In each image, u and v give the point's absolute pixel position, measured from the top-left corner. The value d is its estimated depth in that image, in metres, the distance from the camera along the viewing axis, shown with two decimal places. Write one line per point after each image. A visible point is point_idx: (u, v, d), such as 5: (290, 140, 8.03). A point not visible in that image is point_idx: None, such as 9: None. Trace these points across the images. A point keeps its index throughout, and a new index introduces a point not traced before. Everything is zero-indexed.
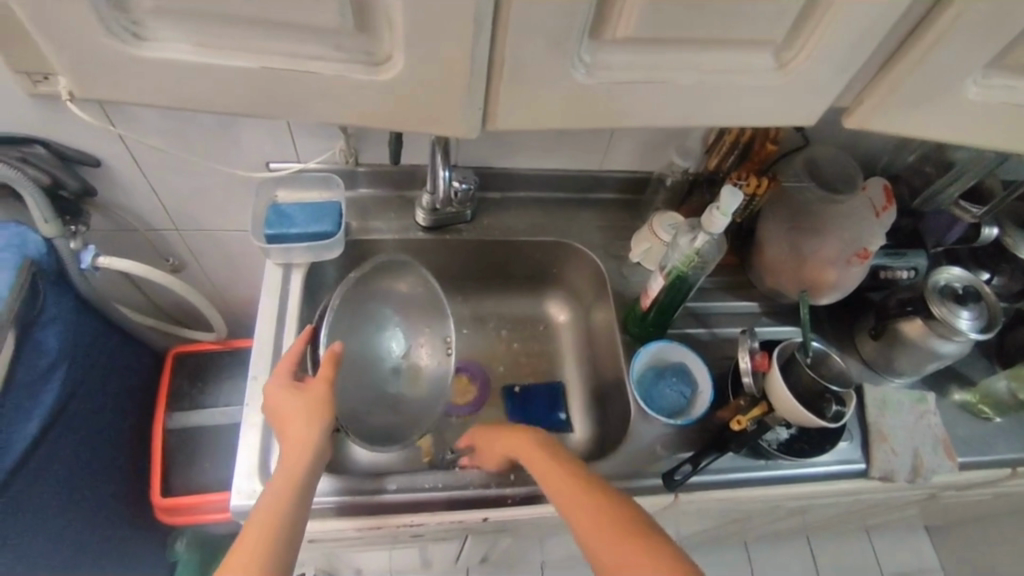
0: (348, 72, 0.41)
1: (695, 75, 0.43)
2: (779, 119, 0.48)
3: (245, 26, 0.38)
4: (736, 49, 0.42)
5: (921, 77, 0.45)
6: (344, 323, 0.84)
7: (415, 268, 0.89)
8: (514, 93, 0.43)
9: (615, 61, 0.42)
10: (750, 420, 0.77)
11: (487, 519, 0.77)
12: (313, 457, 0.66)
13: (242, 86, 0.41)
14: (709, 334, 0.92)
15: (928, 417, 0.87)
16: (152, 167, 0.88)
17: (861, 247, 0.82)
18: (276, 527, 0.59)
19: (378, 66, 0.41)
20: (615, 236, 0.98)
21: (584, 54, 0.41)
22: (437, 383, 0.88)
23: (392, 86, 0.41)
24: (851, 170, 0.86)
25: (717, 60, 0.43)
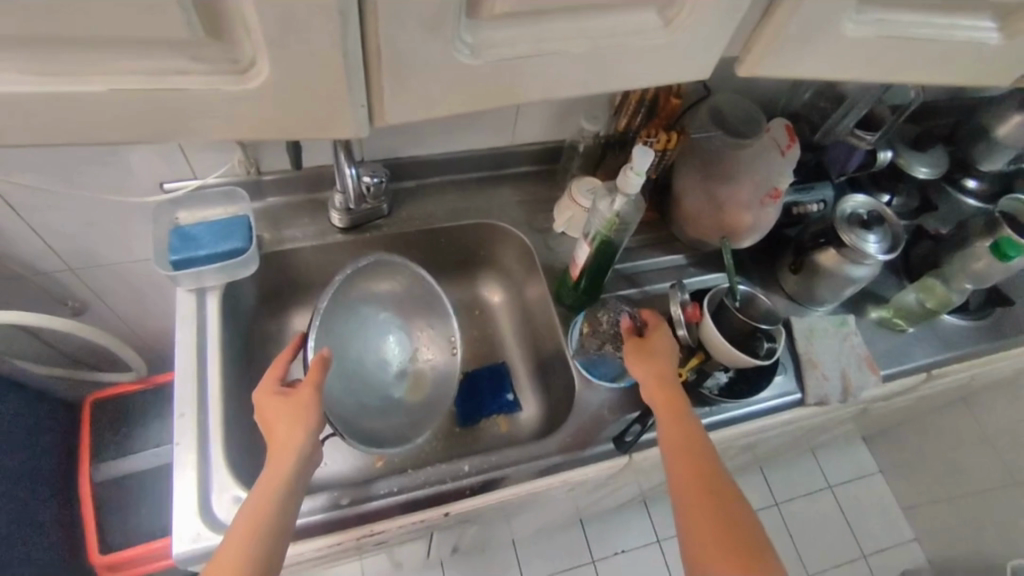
0: (218, 85, 0.37)
1: (583, 43, 0.42)
2: (670, 78, 0.48)
3: (81, 47, 0.34)
4: (619, 10, 0.41)
5: (801, 19, 0.46)
6: (332, 329, 0.84)
7: (415, 273, 0.88)
8: (398, 85, 0.41)
9: (499, 39, 0.41)
10: (689, 369, 0.82)
11: (448, 514, 0.76)
12: (295, 463, 0.65)
13: (93, 116, 0.37)
14: (640, 293, 0.93)
15: (851, 338, 0.92)
16: (26, 207, 0.80)
17: (771, 186, 0.85)
18: (255, 526, 0.60)
19: (244, 74, 0.37)
20: (537, 209, 0.98)
21: (464, 35, 0.39)
22: (439, 384, 0.90)
23: (263, 94, 0.38)
24: (751, 112, 0.90)
25: (603, 24, 0.42)
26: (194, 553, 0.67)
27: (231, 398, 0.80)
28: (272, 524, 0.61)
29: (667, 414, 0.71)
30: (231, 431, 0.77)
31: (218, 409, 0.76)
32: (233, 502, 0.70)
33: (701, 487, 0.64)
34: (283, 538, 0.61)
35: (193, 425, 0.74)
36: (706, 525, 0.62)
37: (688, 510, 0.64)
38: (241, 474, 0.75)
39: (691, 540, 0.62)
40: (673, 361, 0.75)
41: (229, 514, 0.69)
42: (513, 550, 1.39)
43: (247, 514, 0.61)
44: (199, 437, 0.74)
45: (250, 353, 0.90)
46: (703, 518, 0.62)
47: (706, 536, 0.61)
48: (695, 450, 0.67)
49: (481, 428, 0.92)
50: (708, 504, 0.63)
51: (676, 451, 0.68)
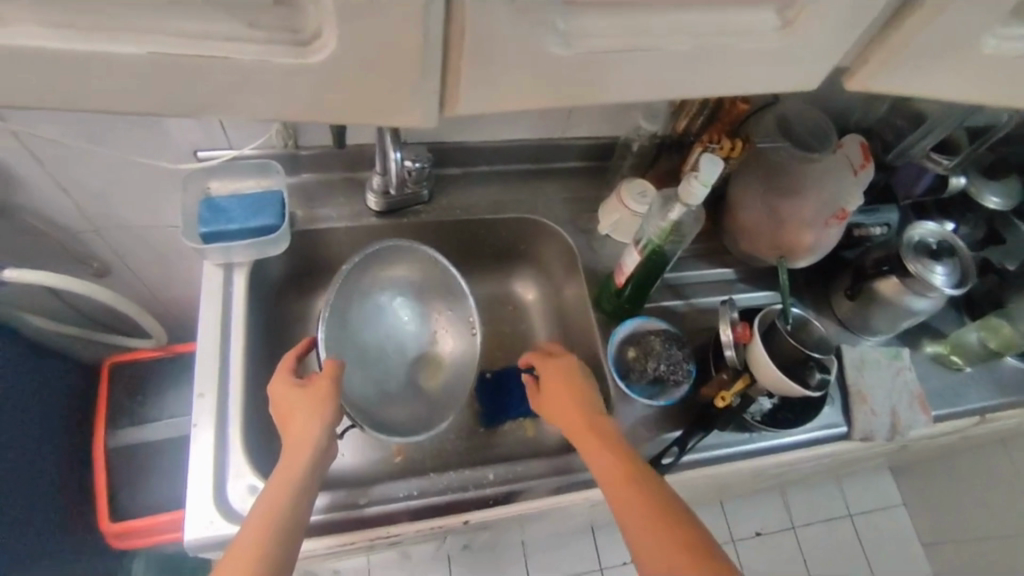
0: (271, 56, 0.34)
1: (684, 41, 0.37)
2: (767, 85, 0.43)
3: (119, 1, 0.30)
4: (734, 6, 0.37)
5: (933, 31, 0.40)
6: (342, 317, 0.82)
7: (422, 255, 0.85)
8: (476, 72, 0.36)
9: (595, 29, 0.36)
10: (734, 395, 0.74)
11: (468, 521, 0.72)
12: (311, 456, 0.62)
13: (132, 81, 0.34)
14: (685, 305, 0.88)
15: (904, 374, 0.86)
16: (57, 163, 0.78)
17: (839, 207, 0.80)
18: (270, 520, 0.56)
19: (305, 47, 0.34)
20: (582, 208, 0.93)
21: (558, 21, 0.35)
22: (458, 368, 0.85)
23: (321, 72, 0.34)
24: (824, 124, 0.84)
25: (708, 20, 0.37)
26: (205, 541, 0.65)
27: (253, 381, 0.77)
28: (286, 520, 0.57)
29: (593, 445, 0.67)
30: (252, 415, 0.74)
31: (239, 393, 0.73)
32: (248, 492, 0.67)
33: (651, 517, 0.60)
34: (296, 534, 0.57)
35: (212, 406, 0.71)
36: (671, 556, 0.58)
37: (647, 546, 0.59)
38: (259, 462, 0.72)
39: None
40: (594, 393, 0.72)
41: (243, 504, 0.67)
42: (520, 550, 1.36)
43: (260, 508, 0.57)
44: (218, 419, 0.71)
45: (274, 335, 0.87)
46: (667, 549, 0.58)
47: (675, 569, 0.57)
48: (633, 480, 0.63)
49: (505, 430, 0.89)
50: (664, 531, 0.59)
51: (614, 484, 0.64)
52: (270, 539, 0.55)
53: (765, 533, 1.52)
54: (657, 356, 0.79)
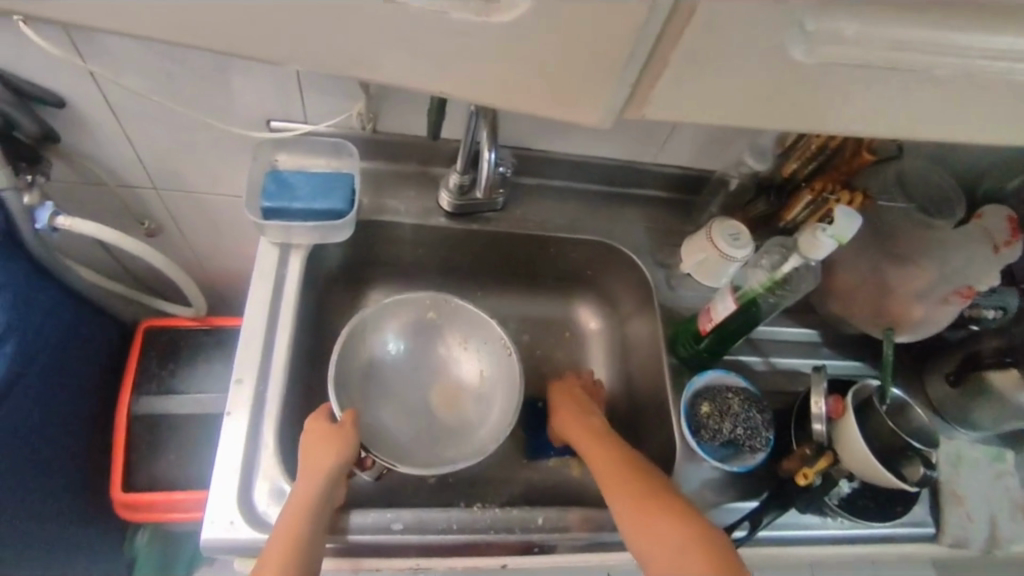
0: (449, 8, 0.33)
1: (904, 57, 0.35)
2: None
3: None
4: (961, 20, 0.34)
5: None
6: (350, 385, 0.76)
7: (426, 298, 0.80)
8: (682, 65, 0.35)
9: (847, 34, 0.34)
10: (816, 473, 0.66)
11: (505, 566, 0.65)
12: (324, 486, 0.59)
13: None
14: (765, 364, 0.80)
15: (1007, 479, 0.76)
16: (128, 113, 0.73)
17: (965, 285, 0.71)
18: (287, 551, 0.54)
19: (489, 3, 0.33)
20: (664, 240, 0.86)
21: (806, 21, 0.33)
22: (497, 395, 0.78)
23: (498, 34, 0.34)
24: (948, 194, 0.77)
25: (918, 35, 0.34)
26: (222, 544, 0.58)
27: (294, 374, 0.71)
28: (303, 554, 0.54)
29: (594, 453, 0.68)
30: (288, 411, 0.68)
31: (279, 384, 0.67)
32: (275, 495, 0.61)
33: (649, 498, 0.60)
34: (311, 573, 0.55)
35: (249, 396, 0.65)
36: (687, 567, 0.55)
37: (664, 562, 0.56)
38: (289, 464, 0.66)
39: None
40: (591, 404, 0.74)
41: (269, 509, 0.61)
42: None
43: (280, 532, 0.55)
44: (253, 410, 0.65)
45: (319, 327, 0.81)
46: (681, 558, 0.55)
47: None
48: (641, 491, 0.61)
49: (548, 466, 0.81)
50: (676, 539, 0.56)
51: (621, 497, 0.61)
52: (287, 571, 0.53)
53: None
54: (733, 416, 0.71)
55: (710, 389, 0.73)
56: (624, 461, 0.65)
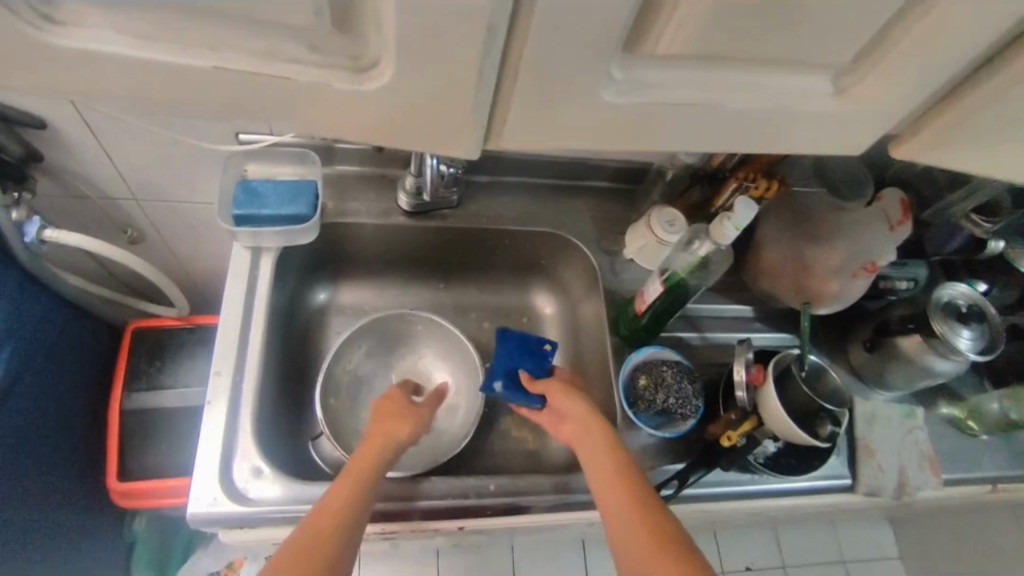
0: (330, 79, 0.36)
1: (744, 98, 0.40)
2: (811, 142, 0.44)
3: (193, 17, 0.32)
4: (804, 71, 0.39)
5: (985, 113, 0.41)
6: (338, 392, 0.86)
7: (413, 315, 0.90)
8: (524, 113, 0.40)
9: (651, 77, 0.39)
10: (740, 435, 0.74)
11: (463, 528, 0.73)
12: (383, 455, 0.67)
13: (197, 86, 0.36)
14: (699, 339, 0.88)
15: (916, 433, 0.85)
16: (106, 132, 0.79)
17: (870, 259, 0.78)
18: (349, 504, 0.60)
19: (362, 73, 0.37)
20: (609, 228, 0.94)
21: (615, 71, 0.37)
22: (463, 401, 0.88)
23: (377, 97, 0.37)
24: (861, 175, 0.84)
25: (767, 80, 0.40)
26: (208, 517, 0.66)
27: (268, 365, 0.78)
28: (358, 509, 0.61)
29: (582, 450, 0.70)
30: (264, 398, 0.76)
31: (255, 375, 0.74)
32: (253, 473, 0.69)
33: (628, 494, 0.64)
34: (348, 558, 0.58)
35: (227, 386, 0.73)
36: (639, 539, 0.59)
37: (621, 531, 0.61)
38: (265, 445, 0.73)
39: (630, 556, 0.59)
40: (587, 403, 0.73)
41: (248, 485, 0.68)
42: (509, 552, 1.38)
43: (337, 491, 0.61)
44: (231, 399, 0.72)
45: (291, 322, 0.88)
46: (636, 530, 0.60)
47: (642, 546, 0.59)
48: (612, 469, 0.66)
49: (509, 440, 0.89)
50: (628, 508, 0.62)
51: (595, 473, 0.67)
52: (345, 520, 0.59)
53: (755, 570, 1.51)
54: (664, 386, 0.79)
55: (646, 363, 0.81)
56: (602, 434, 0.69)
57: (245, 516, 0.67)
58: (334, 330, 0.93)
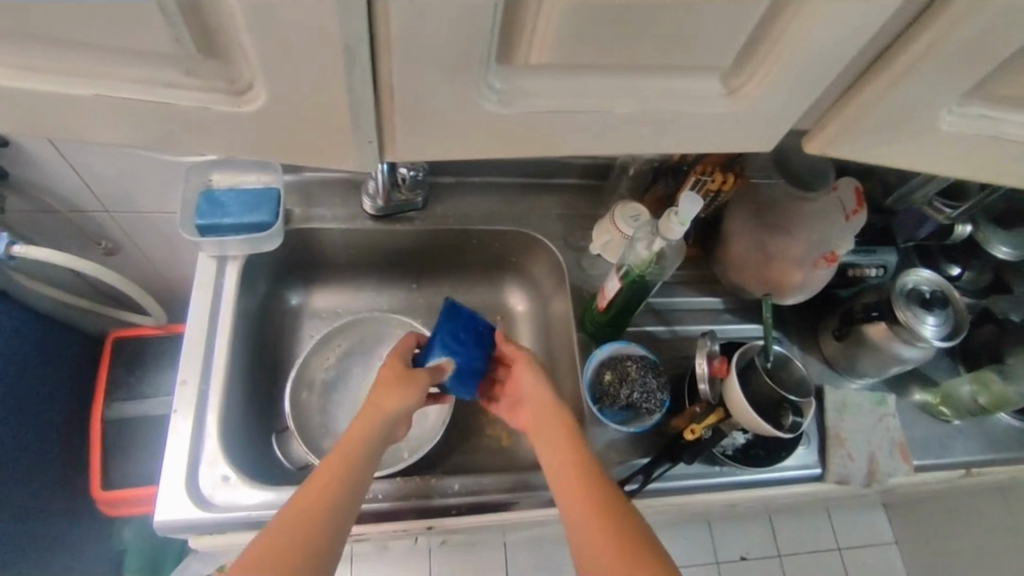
0: (211, 102, 0.37)
1: (633, 103, 0.40)
2: (728, 140, 0.45)
3: (77, 49, 0.34)
4: (699, 74, 0.39)
5: (889, 106, 0.41)
6: (317, 394, 0.87)
7: (398, 322, 0.92)
8: (416, 129, 0.40)
9: (534, 88, 0.39)
10: (704, 428, 0.74)
11: (432, 527, 0.76)
12: (365, 451, 0.63)
13: (99, 112, 0.37)
14: (669, 332, 0.88)
15: (887, 420, 0.85)
16: (67, 148, 0.81)
17: (829, 250, 0.79)
18: (320, 512, 0.57)
19: (239, 96, 0.37)
20: (577, 225, 0.94)
21: (494, 82, 0.38)
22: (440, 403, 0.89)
23: (257, 118, 0.38)
24: (823, 167, 0.81)
25: (664, 84, 0.39)
26: (174, 524, 0.67)
27: (236, 372, 0.79)
28: (335, 515, 0.58)
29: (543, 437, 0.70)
30: (232, 405, 0.77)
31: (221, 383, 0.75)
32: (220, 480, 0.70)
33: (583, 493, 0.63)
34: (329, 559, 0.56)
35: (193, 395, 0.74)
36: (596, 531, 0.60)
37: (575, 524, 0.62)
38: (233, 451, 0.74)
39: (587, 552, 0.59)
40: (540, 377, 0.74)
41: (213, 491, 0.69)
42: (502, 546, 1.39)
43: (301, 499, 0.58)
44: (197, 407, 0.73)
45: (263, 328, 0.89)
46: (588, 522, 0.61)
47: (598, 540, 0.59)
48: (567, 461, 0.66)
49: (482, 438, 0.90)
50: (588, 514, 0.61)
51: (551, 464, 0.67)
52: (319, 528, 0.56)
53: (750, 559, 1.51)
54: (632, 381, 0.79)
55: (615, 358, 0.81)
56: (558, 425, 0.69)
57: (210, 523, 0.68)
58: (307, 334, 0.94)
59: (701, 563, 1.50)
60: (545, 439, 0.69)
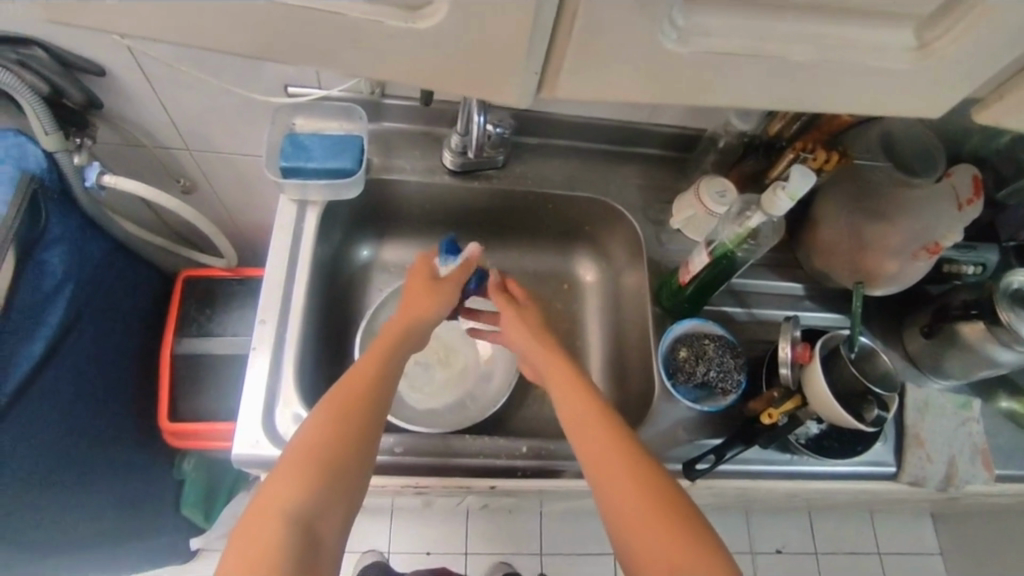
0: (384, 17, 0.37)
1: (808, 51, 0.39)
2: (891, 97, 0.43)
3: None
4: (887, 21, 0.38)
5: None
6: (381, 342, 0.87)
7: None
8: (581, 62, 0.39)
9: (706, 26, 0.38)
10: (781, 413, 0.72)
11: (495, 487, 0.75)
12: (393, 361, 0.67)
13: (256, 21, 0.37)
14: (746, 315, 0.86)
15: (970, 425, 0.81)
16: (159, 80, 0.81)
17: (933, 240, 0.73)
18: (355, 408, 0.61)
19: (414, 12, 0.37)
20: (656, 197, 0.91)
21: (678, 19, 0.37)
22: (507, 363, 0.89)
23: (427, 37, 0.37)
24: (931, 148, 0.78)
25: (839, 31, 0.38)
26: (249, 459, 0.68)
27: (311, 316, 0.80)
28: (366, 415, 0.61)
29: (575, 392, 0.69)
30: (307, 349, 0.78)
31: (298, 321, 0.76)
32: (293, 420, 0.71)
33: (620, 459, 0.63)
34: (360, 455, 0.59)
35: (271, 333, 0.75)
36: (627, 490, 0.61)
37: (602, 477, 0.63)
38: (306, 394, 0.75)
39: (613, 497, 0.61)
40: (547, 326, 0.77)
41: (288, 431, 0.70)
42: (539, 514, 1.40)
43: (338, 398, 0.61)
44: (275, 347, 0.74)
45: (334, 273, 0.89)
46: (604, 465, 0.63)
47: (626, 497, 0.60)
48: (580, 410, 0.67)
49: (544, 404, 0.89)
50: (620, 477, 0.61)
51: (565, 405, 0.69)
52: (353, 426, 0.60)
53: (787, 553, 1.49)
54: (710, 360, 0.78)
55: (693, 335, 0.80)
56: (580, 387, 0.69)
57: None
58: (377, 286, 0.94)
59: (736, 551, 1.48)
60: (569, 394, 0.69)
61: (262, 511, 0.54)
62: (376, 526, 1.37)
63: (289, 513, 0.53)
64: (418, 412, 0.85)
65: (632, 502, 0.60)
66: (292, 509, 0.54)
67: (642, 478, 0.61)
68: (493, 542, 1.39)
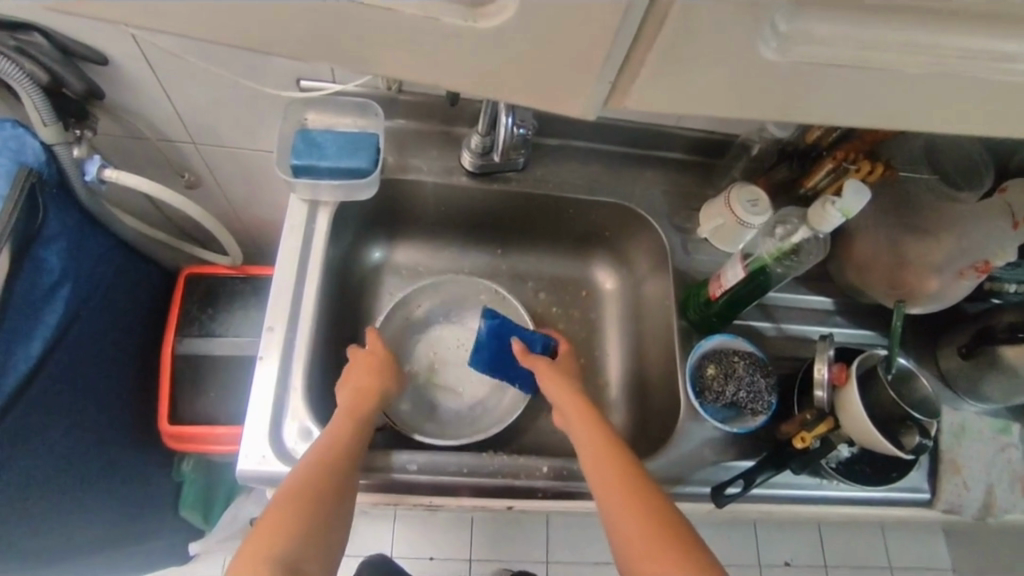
0: (445, 14, 0.34)
1: (894, 57, 0.36)
2: (980, 109, 0.40)
3: None
4: (990, 27, 0.35)
5: None
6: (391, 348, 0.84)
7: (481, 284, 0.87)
8: (657, 67, 0.37)
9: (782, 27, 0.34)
10: (815, 437, 0.68)
11: (511, 508, 0.71)
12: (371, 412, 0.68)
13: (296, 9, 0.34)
14: (775, 330, 0.82)
15: (1009, 452, 0.77)
16: (166, 70, 0.76)
17: (982, 259, 0.70)
18: (341, 459, 0.61)
19: (476, 9, 0.35)
20: (682, 204, 0.87)
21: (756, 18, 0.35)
22: None
23: (487, 37, 0.35)
24: (978, 162, 0.74)
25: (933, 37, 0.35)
26: (254, 475, 0.65)
27: (320, 322, 0.76)
28: (350, 469, 0.61)
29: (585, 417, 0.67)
30: (316, 357, 0.74)
31: (309, 325, 0.73)
32: (301, 434, 0.67)
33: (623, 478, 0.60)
34: (342, 507, 0.59)
35: (280, 340, 0.71)
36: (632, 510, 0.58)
37: (606, 500, 0.60)
38: (314, 406, 0.71)
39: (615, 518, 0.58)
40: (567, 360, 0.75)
41: (296, 446, 0.66)
42: (545, 522, 1.36)
43: (327, 446, 0.62)
44: (284, 354, 0.70)
45: (344, 276, 0.85)
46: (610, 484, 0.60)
47: (633, 519, 0.57)
48: (587, 433, 0.65)
49: None
50: (626, 497, 0.59)
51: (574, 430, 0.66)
52: (340, 478, 0.60)
53: (795, 565, 1.46)
54: (737, 379, 0.74)
55: (720, 352, 0.76)
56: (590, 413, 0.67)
57: None
58: (388, 289, 0.90)
59: (744, 564, 1.45)
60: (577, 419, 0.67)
61: (250, 553, 0.53)
62: (378, 531, 1.34)
63: (277, 555, 0.53)
64: (430, 424, 0.81)
65: (637, 523, 0.57)
66: (283, 553, 0.53)
67: (647, 497, 0.58)
68: (497, 549, 1.36)
